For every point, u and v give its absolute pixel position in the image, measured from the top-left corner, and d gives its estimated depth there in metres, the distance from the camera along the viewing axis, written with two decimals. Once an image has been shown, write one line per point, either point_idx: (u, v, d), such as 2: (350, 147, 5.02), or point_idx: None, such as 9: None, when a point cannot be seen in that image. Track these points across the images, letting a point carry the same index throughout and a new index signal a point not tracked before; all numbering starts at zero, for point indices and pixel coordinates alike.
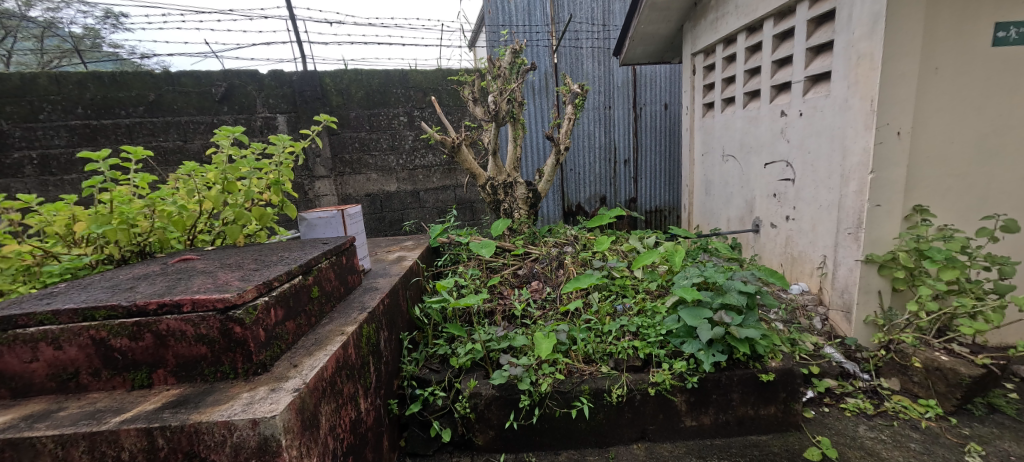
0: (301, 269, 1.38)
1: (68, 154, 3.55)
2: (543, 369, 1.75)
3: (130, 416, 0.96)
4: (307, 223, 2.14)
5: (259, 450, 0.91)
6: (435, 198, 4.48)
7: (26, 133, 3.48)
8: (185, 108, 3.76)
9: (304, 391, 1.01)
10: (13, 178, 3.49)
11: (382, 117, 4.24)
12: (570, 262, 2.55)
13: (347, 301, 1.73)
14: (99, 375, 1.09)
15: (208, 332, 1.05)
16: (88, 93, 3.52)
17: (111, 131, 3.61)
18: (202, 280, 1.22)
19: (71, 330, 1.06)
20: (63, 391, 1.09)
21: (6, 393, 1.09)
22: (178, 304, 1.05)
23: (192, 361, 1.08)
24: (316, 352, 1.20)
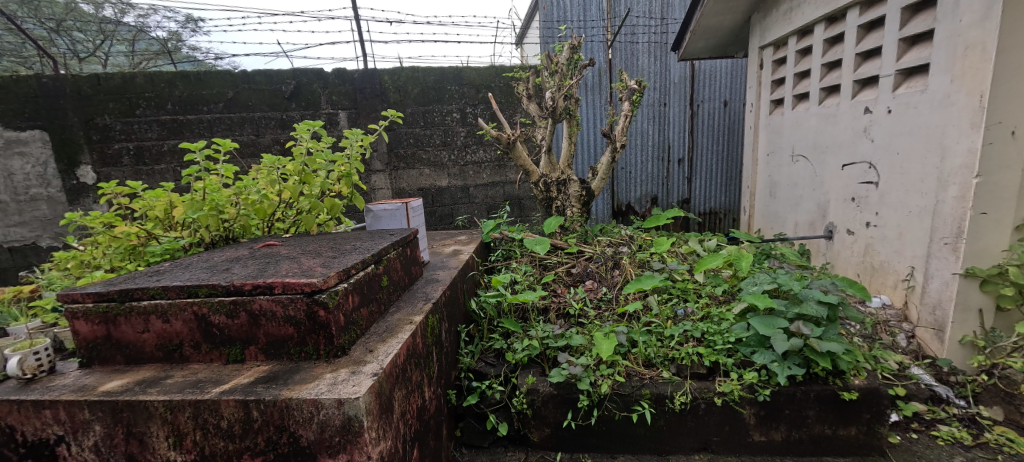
0: (374, 259, 1.44)
1: (159, 146, 3.91)
2: (602, 370, 1.72)
3: (228, 387, 1.04)
4: (373, 214, 2.22)
5: (342, 429, 0.95)
6: (485, 194, 4.52)
7: (124, 127, 3.86)
8: (258, 105, 4.02)
9: (382, 376, 1.04)
10: (113, 167, 3.90)
11: (435, 113, 4.33)
12: (627, 262, 2.49)
13: (411, 291, 1.78)
14: (199, 348, 1.18)
15: (296, 314, 1.12)
16: (176, 91, 3.86)
17: (194, 126, 3.94)
18: (289, 265, 1.30)
19: (178, 305, 1.16)
20: (168, 360, 1.20)
21: (122, 359, 1.22)
22: (271, 286, 1.12)
23: (280, 341, 1.15)
24: (388, 339, 1.25)
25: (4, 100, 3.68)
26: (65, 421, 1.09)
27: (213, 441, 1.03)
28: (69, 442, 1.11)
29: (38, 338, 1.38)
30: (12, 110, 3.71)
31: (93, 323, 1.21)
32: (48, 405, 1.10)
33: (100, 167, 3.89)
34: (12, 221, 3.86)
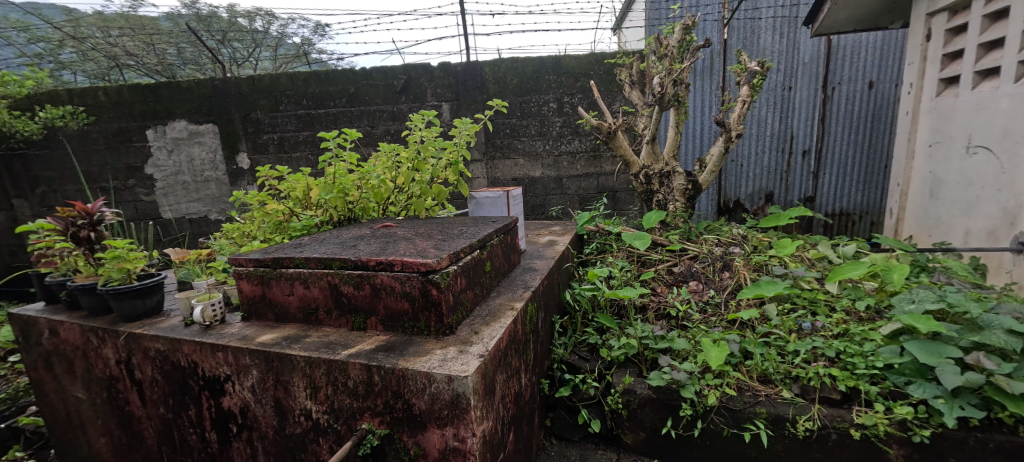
0: (479, 244, 1.49)
1: (295, 136, 4.48)
2: (708, 380, 1.60)
3: (354, 351, 1.16)
4: (475, 202, 2.31)
5: (451, 404, 1.01)
6: (579, 185, 4.44)
7: (271, 120, 4.48)
8: (375, 99, 4.38)
9: (487, 358, 1.08)
10: (262, 155, 4.56)
11: (533, 103, 4.34)
12: (740, 265, 2.27)
13: (510, 277, 1.81)
14: (330, 314, 1.34)
15: (411, 290, 1.20)
16: (310, 88, 4.37)
17: (323, 119, 4.44)
18: (405, 245, 1.40)
19: (316, 274, 1.32)
20: (307, 322, 1.38)
21: (273, 316, 1.44)
22: (391, 263, 1.21)
23: (397, 314, 1.25)
24: (492, 323, 1.29)
25: (187, 99, 4.45)
26: (231, 364, 1.35)
27: (340, 397, 1.16)
28: (233, 380, 1.37)
29: (214, 293, 1.73)
30: (192, 106, 4.47)
31: (253, 283, 1.44)
32: (221, 348, 1.36)
33: (253, 155, 4.57)
34: (192, 198, 4.70)
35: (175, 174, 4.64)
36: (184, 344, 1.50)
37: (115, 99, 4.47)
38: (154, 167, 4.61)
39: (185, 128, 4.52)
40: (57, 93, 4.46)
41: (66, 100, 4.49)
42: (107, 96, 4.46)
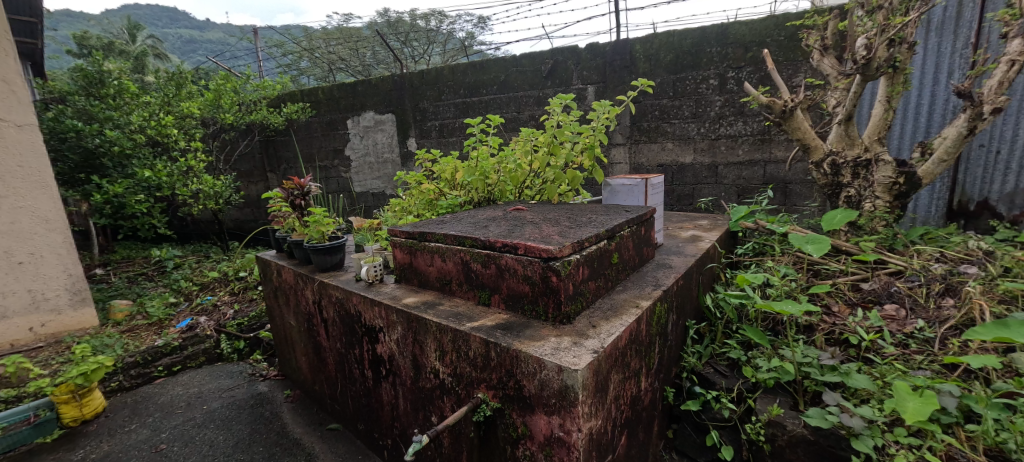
0: (607, 234, 1.43)
1: (452, 122, 4.90)
2: (896, 435, 1.29)
3: (477, 325, 1.23)
4: (611, 189, 2.22)
5: (559, 394, 1.00)
6: (737, 174, 3.80)
7: (433, 108, 4.99)
8: (522, 85, 4.51)
9: (601, 355, 1.04)
10: (426, 139, 5.12)
11: (688, 81, 3.87)
12: (964, 293, 1.73)
13: (641, 272, 1.71)
14: (461, 287, 1.44)
15: (532, 274, 1.22)
16: (467, 77, 4.73)
17: (477, 106, 4.75)
18: (531, 230, 1.42)
19: (451, 249, 1.43)
20: (442, 292, 1.52)
21: (417, 282, 1.63)
22: (515, 247, 1.25)
23: (518, 296, 1.28)
24: (612, 319, 1.23)
25: (375, 93, 5.26)
26: (383, 318, 1.56)
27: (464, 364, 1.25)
28: (384, 332, 1.59)
29: (378, 256, 2.04)
30: (378, 99, 5.26)
31: (403, 252, 1.67)
32: (377, 304, 1.59)
33: (420, 139, 5.16)
34: (374, 176, 5.54)
35: (364, 156, 5.52)
36: (352, 295, 1.81)
37: (328, 96, 5.57)
38: (351, 149, 5.58)
39: (373, 118, 5.35)
40: (294, 93, 5.76)
41: (300, 99, 5.77)
42: (323, 93, 5.57)
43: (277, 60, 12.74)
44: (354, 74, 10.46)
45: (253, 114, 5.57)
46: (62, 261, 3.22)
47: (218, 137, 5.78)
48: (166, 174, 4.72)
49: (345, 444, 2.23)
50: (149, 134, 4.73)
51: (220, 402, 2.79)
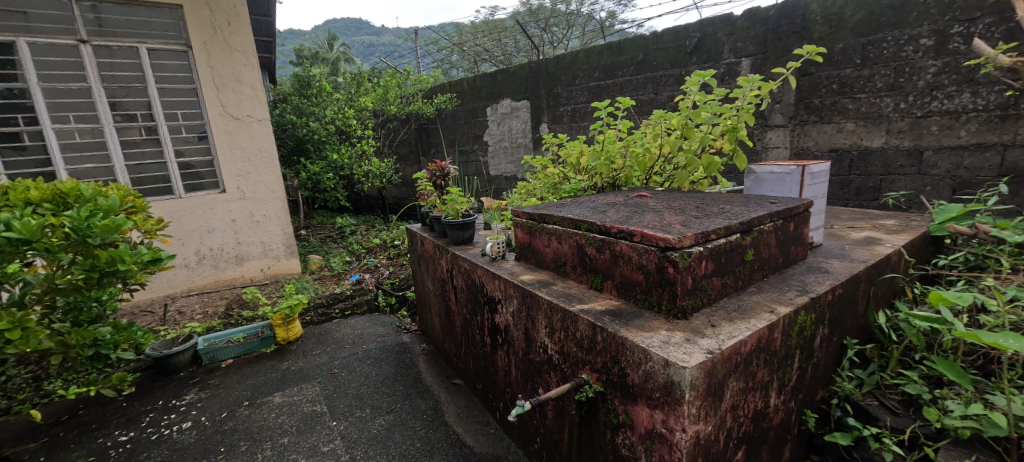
0: (741, 227, 1.29)
1: (585, 107, 4.82)
2: None
3: (586, 308, 1.23)
4: (755, 178, 1.98)
5: (665, 389, 0.96)
6: (954, 163, 2.72)
7: (567, 93, 4.97)
8: (662, 63, 4.05)
9: (717, 358, 0.97)
10: (559, 125, 5.15)
11: (882, 45, 2.86)
12: None
13: (784, 274, 1.50)
14: (575, 270, 1.45)
15: (647, 263, 1.17)
16: (603, 59, 4.55)
17: (614, 90, 4.48)
18: (651, 218, 1.35)
19: (568, 232, 1.45)
20: (556, 272, 1.55)
21: (535, 261, 1.70)
22: (631, 234, 1.21)
23: (631, 283, 1.24)
24: (737, 321, 1.12)
25: (513, 81, 5.47)
26: (503, 291, 1.68)
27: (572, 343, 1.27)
28: (502, 304, 1.71)
29: (502, 234, 2.19)
30: (515, 87, 5.47)
31: (525, 232, 1.76)
32: (498, 277, 1.71)
33: (552, 124, 5.21)
34: (508, 160, 5.80)
35: (500, 141, 5.83)
36: (477, 268, 2.00)
37: (472, 87, 5.99)
38: (489, 135, 5.94)
39: (509, 105, 5.59)
40: (444, 85, 6.37)
41: (449, 90, 6.34)
42: (468, 84, 6.02)
43: (435, 56, 14.14)
44: (497, 63, 11.02)
45: (411, 105, 6.40)
46: (276, 222, 4.35)
47: (384, 126, 6.74)
48: (347, 157, 5.72)
49: (464, 399, 2.46)
50: (335, 126, 5.77)
51: (376, 343, 3.30)
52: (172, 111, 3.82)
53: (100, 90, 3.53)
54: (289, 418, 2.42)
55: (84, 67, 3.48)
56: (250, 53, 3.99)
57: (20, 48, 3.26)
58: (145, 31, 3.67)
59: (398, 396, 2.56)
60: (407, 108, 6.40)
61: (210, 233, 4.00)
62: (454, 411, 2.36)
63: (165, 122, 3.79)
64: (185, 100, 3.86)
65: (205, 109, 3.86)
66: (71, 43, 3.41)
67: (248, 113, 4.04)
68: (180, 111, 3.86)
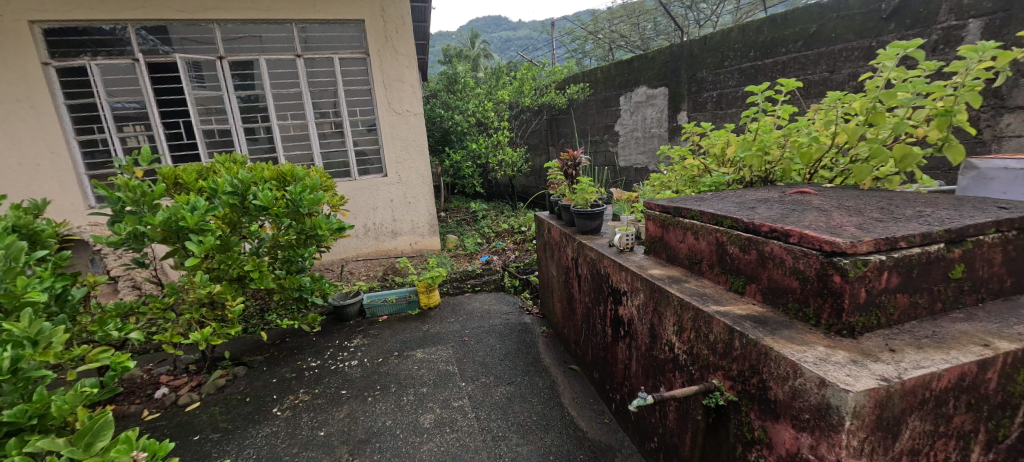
0: (945, 236, 1.04)
1: (735, 92, 4.33)
2: None
3: (723, 310, 1.14)
4: (977, 175, 1.61)
5: (818, 411, 0.86)
6: None
7: (714, 77, 4.52)
8: (843, 35, 3.42)
9: (894, 388, 0.83)
10: (699, 112, 4.72)
11: None
12: None
13: (1012, 301, 1.15)
14: (712, 269, 1.34)
15: (805, 269, 1.03)
16: (762, 36, 4.01)
17: (769, 69, 3.99)
18: (814, 217, 1.17)
19: (707, 228, 1.35)
20: (690, 270, 1.46)
21: (665, 257, 1.63)
22: (787, 234, 1.08)
23: (782, 289, 1.11)
24: (927, 349, 0.93)
25: (651, 67, 5.17)
26: (630, 283, 1.65)
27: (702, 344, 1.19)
28: (627, 296, 1.69)
29: (633, 226, 2.15)
30: (653, 73, 5.17)
31: (656, 226, 1.69)
32: (625, 269, 1.69)
33: (692, 112, 4.79)
34: (641, 150, 5.54)
35: (633, 131, 5.60)
36: (604, 258, 2.00)
37: (607, 75, 5.84)
38: (621, 125, 5.75)
39: (645, 93, 5.32)
40: (578, 75, 6.35)
41: (583, 80, 6.31)
42: (602, 73, 5.90)
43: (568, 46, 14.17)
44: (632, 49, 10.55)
45: (543, 97, 6.74)
46: (423, 203, 4.87)
47: (519, 118, 7.21)
48: (484, 146, 6.11)
49: (581, 385, 2.49)
50: (476, 118, 6.20)
51: (500, 320, 3.52)
52: (352, 108, 4.53)
53: (307, 94, 4.34)
54: (427, 372, 2.73)
55: (297, 76, 4.31)
56: (412, 56, 4.50)
57: (260, 63, 4.17)
58: (338, 44, 4.38)
59: (519, 370, 2.70)
60: (540, 99, 6.75)
61: (374, 209, 4.68)
62: (570, 395, 2.40)
63: (348, 118, 4.50)
64: (361, 99, 4.54)
65: (376, 106, 4.50)
66: (291, 58, 4.24)
67: (406, 108, 4.58)
68: (358, 108, 4.56)
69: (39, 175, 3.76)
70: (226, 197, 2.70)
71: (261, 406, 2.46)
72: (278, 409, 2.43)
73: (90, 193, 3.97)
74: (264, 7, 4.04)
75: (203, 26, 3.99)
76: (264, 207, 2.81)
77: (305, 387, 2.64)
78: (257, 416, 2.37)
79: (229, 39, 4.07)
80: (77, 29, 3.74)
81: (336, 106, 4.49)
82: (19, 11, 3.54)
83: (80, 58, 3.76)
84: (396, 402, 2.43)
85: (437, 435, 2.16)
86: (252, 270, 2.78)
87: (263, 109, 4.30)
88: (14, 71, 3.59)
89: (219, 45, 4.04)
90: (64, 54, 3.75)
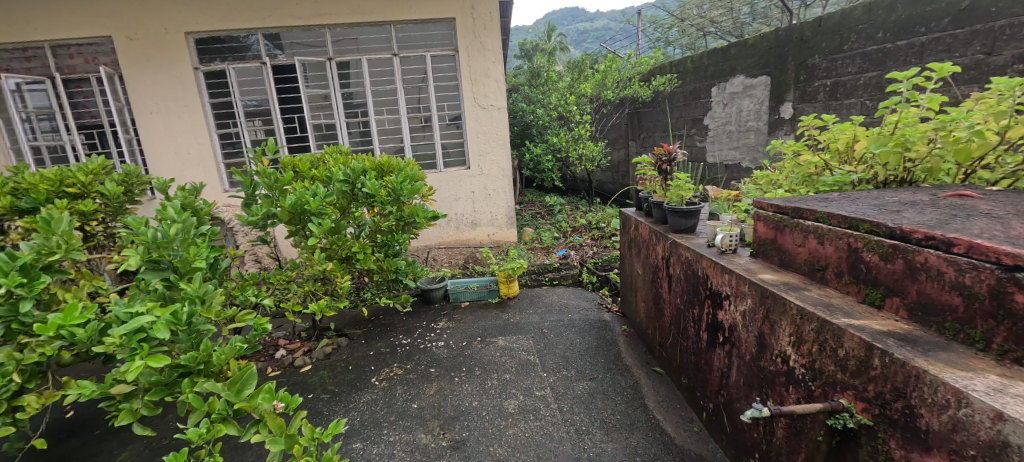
0: None
1: (855, 80, 3.87)
2: None
3: (858, 324, 1.14)
4: None
5: (990, 447, 0.85)
6: None
7: (829, 64, 4.06)
8: (1009, 9, 2.92)
9: None
10: (808, 103, 4.29)
11: None
12: None
13: None
14: (840, 277, 1.33)
15: (972, 284, 1.00)
16: (894, 15, 3.53)
17: (902, 53, 3.50)
18: (987, 223, 1.07)
19: (835, 232, 1.32)
20: (809, 277, 1.44)
21: (777, 261, 1.60)
22: (950, 243, 1.04)
23: (936, 306, 1.08)
24: None
25: (751, 54, 4.75)
26: (733, 287, 1.60)
27: (825, 359, 1.19)
28: (730, 301, 1.63)
29: (736, 226, 2.02)
30: (753, 61, 4.74)
31: (767, 227, 1.65)
32: (729, 272, 1.64)
33: (799, 103, 4.37)
34: (733, 146, 5.13)
35: (725, 124, 5.20)
36: (702, 258, 1.92)
37: (697, 65, 5.46)
38: (711, 118, 5.36)
39: (743, 83, 4.90)
40: (665, 66, 6.00)
41: (670, 71, 5.93)
42: (693, 62, 5.53)
43: (648, 35, 13.46)
44: (722, 36, 9.75)
45: (627, 89, 6.22)
46: (502, 196, 4.97)
47: (599, 111, 6.68)
48: (565, 140, 6.04)
49: (666, 389, 2.39)
50: (558, 112, 6.14)
51: (579, 315, 3.49)
52: (440, 103, 4.74)
53: (400, 90, 4.64)
54: (509, 360, 2.81)
55: (393, 74, 4.62)
56: (498, 51, 4.57)
57: (361, 63, 4.53)
58: (430, 42, 4.58)
59: (600, 367, 2.66)
60: (622, 93, 6.25)
61: (456, 200, 4.89)
62: (655, 398, 2.32)
63: (436, 112, 4.73)
64: (449, 95, 4.74)
65: (462, 101, 4.66)
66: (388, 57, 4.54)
67: (491, 103, 4.68)
68: (445, 103, 4.75)
69: (188, 163, 4.45)
70: (339, 185, 3.01)
71: (362, 375, 2.71)
72: (376, 379, 2.65)
73: (226, 179, 4.62)
74: (367, 11, 4.37)
75: (315, 30, 4.42)
76: (371, 196, 3.09)
77: (398, 361, 2.85)
78: (358, 383, 2.62)
79: (337, 41, 4.48)
80: (218, 38, 4.36)
81: (426, 102, 4.73)
82: (178, 24, 4.19)
83: (218, 63, 4.36)
84: (481, 385, 2.54)
85: (521, 421, 2.22)
86: (359, 252, 3.08)
87: (362, 104, 4.67)
88: (173, 77, 4.27)
89: (328, 47, 4.46)
90: (209, 60, 4.38)
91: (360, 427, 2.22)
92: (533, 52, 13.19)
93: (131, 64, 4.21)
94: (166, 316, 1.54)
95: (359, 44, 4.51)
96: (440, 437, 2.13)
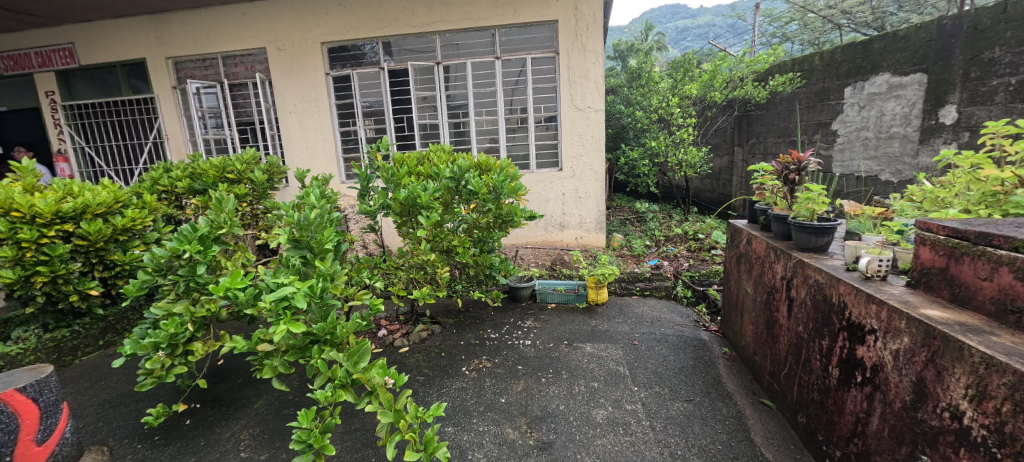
0: None
1: None
2: None
3: None
4: None
5: None
6: None
7: (1016, 58, 3.37)
8: None
9: None
10: (980, 106, 3.58)
11: None
12: None
13: None
14: None
15: None
16: None
17: None
18: None
19: None
20: (998, 317, 1.29)
21: (948, 295, 1.44)
22: None
23: None
24: None
25: (902, 48, 4.06)
26: (883, 321, 1.47)
27: (1020, 422, 1.09)
28: (877, 337, 1.49)
29: (886, 250, 1.73)
30: (905, 56, 4.05)
31: (936, 253, 1.49)
32: (877, 303, 1.50)
33: (966, 106, 3.66)
34: (868, 155, 4.44)
35: (859, 130, 4.49)
36: (843, 283, 1.68)
37: (827, 62, 4.81)
38: (841, 122, 4.67)
39: (887, 82, 4.20)
40: (786, 64, 5.35)
41: (791, 69, 5.28)
42: (822, 59, 4.86)
43: (760, 31, 12.13)
44: (856, 28, 8.46)
45: (738, 90, 5.62)
46: (593, 199, 4.87)
47: (702, 114, 6.17)
48: (664, 144, 5.70)
49: (776, 425, 2.14)
50: (658, 115, 5.80)
51: (673, 330, 3.28)
52: (537, 105, 4.78)
53: (500, 92, 4.77)
54: (598, 368, 2.73)
55: (494, 76, 4.75)
56: (599, 52, 4.49)
57: (465, 66, 4.73)
58: (531, 44, 4.64)
59: (698, 389, 2.47)
60: (732, 94, 5.70)
61: (546, 201, 4.89)
62: (762, 433, 2.08)
63: (532, 114, 4.77)
64: (546, 96, 4.74)
65: (560, 103, 4.65)
66: (491, 60, 4.69)
67: (588, 105, 4.61)
68: (542, 105, 4.77)
69: (316, 156, 5.03)
70: (446, 181, 3.18)
71: (453, 362, 2.83)
72: (466, 368, 2.75)
73: (344, 171, 5.14)
74: (476, 16, 4.55)
75: (425, 37, 4.73)
76: (474, 193, 3.19)
77: (487, 354, 2.93)
78: (450, 370, 2.73)
79: (445, 46, 4.74)
80: (345, 47, 4.85)
81: (524, 103, 4.80)
82: (316, 35, 4.75)
83: (345, 69, 4.86)
84: (568, 390, 2.50)
85: (610, 433, 2.14)
86: (458, 245, 3.23)
87: (463, 105, 4.88)
88: (310, 80, 4.86)
89: (437, 51, 4.73)
90: (338, 66, 4.91)
91: (452, 412, 2.31)
92: (627, 53, 12.50)
93: (279, 71, 4.87)
94: (304, 289, 1.77)
95: (466, 49, 4.74)
96: (527, 435, 2.14)
